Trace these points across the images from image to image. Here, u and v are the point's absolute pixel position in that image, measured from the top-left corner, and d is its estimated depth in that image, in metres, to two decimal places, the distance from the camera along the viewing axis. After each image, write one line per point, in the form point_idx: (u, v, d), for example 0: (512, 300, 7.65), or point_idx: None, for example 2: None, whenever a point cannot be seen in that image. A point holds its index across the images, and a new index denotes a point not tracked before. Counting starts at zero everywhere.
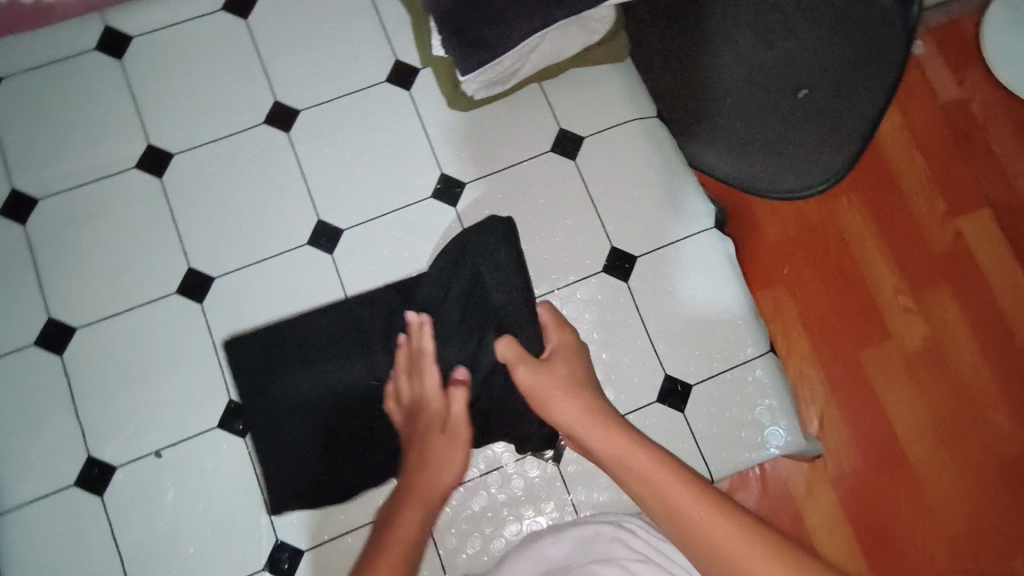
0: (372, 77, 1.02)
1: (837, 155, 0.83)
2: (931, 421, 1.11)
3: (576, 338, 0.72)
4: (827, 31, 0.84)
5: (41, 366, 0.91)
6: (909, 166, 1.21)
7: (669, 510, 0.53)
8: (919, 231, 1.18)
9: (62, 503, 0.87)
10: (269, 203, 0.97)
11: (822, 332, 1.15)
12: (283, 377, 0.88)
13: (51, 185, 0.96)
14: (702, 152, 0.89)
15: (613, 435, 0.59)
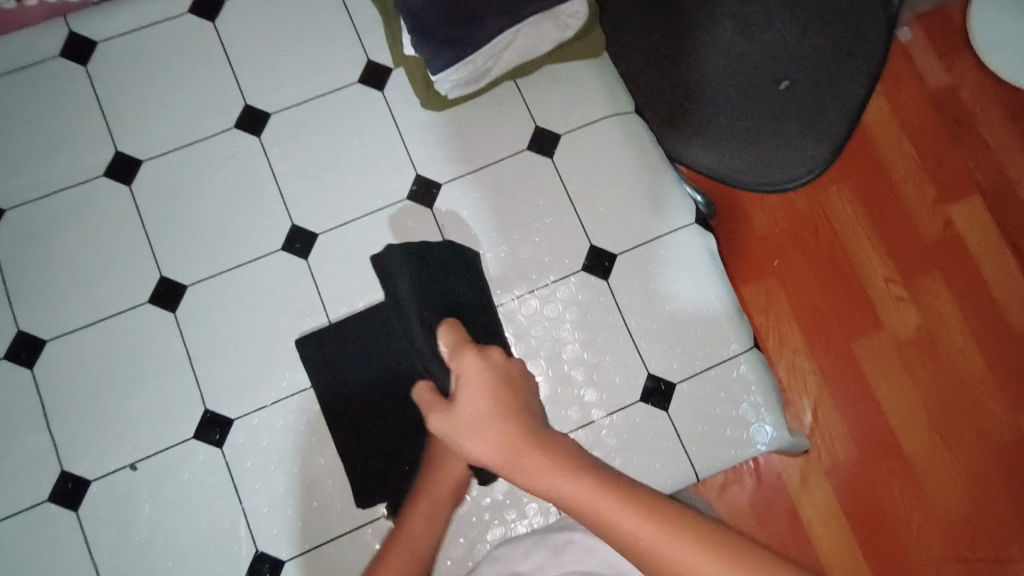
0: (344, 77, 1.01)
1: (820, 145, 0.82)
2: (925, 410, 1.10)
3: (482, 360, 0.59)
4: (808, 23, 0.84)
5: (12, 380, 0.89)
6: (897, 154, 1.19)
7: (623, 541, 0.46)
8: (909, 219, 1.17)
9: (37, 519, 0.86)
10: (242, 208, 0.96)
11: (813, 323, 1.13)
12: (367, 373, 0.90)
13: (17, 195, 0.95)
14: (682, 144, 0.86)
15: (542, 464, 0.49)
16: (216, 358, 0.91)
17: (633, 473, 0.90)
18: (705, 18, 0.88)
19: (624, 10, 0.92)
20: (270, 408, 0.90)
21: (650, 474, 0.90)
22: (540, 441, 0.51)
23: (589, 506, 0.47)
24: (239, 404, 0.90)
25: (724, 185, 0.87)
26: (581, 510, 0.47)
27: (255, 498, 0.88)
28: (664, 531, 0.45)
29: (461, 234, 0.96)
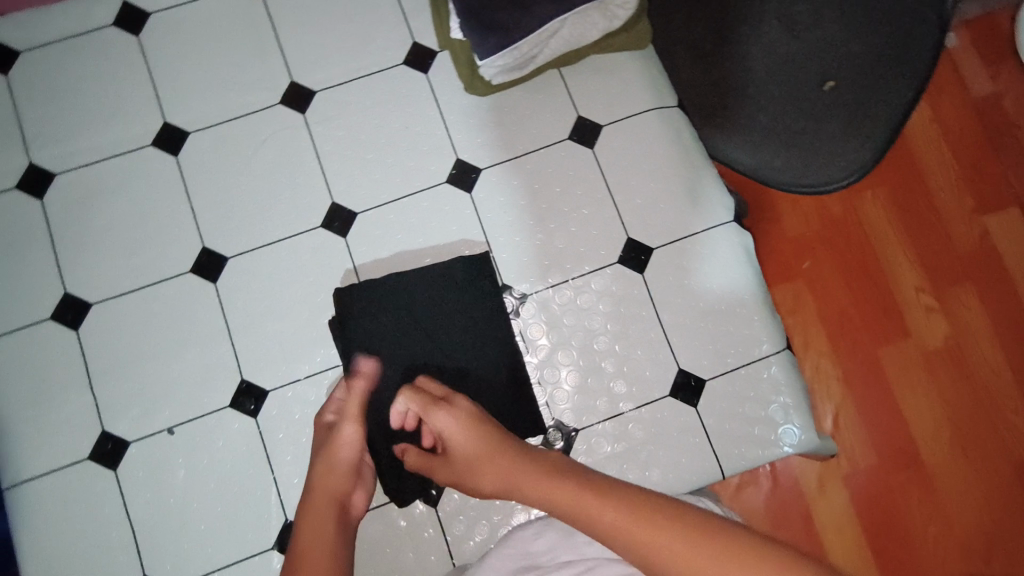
0: (389, 58, 1.01)
1: (863, 149, 0.80)
2: (947, 421, 1.09)
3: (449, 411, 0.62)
4: (855, 21, 0.81)
5: (57, 340, 0.92)
6: (936, 161, 1.18)
7: (615, 543, 0.45)
8: (946, 227, 1.15)
9: (76, 476, 0.89)
10: (284, 184, 0.97)
11: (840, 329, 1.12)
12: (399, 337, 0.86)
13: (67, 160, 0.97)
14: (723, 143, 0.86)
15: (534, 483, 0.52)
16: (253, 330, 0.93)
17: (658, 467, 0.90)
18: (751, 14, 0.87)
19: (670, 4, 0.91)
20: (304, 382, 0.92)
21: (674, 469, 0.90)
22: (523, 460, 0.54)
23: (579, 507, 0.47)
24: (274, 375, 0.92)
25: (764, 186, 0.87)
26: (575, 514, 0.47)
27: (286, 468, 0.90)
28: (653, 526, 0.43)
29: (498, 220, 0.97)
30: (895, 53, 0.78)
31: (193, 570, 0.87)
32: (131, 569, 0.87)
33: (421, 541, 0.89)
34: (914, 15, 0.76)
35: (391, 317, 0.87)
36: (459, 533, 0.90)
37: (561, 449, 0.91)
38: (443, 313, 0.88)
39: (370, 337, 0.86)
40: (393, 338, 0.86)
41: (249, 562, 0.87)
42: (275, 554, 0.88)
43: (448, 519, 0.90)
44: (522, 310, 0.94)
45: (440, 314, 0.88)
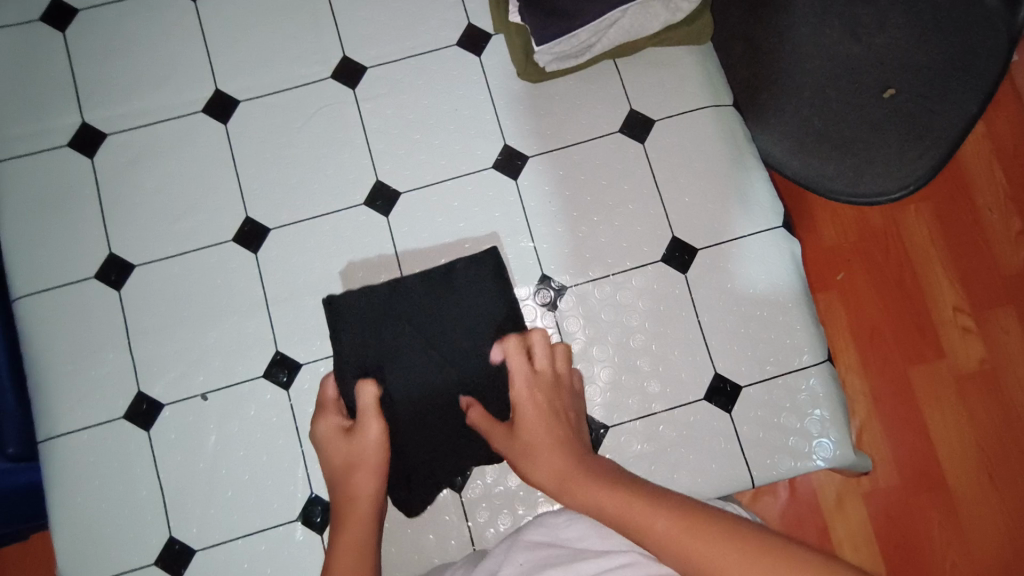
0: (443, 39, 1.00)
1: (920, 162, 0.77)
2: (975, 443, 1.10)
3: (538, 385, 0.66)
4: (919, 26, 0.74)
5: (100, 298, 0.93)
6: (985, 180, 1.19)
7: (659, 545, 0.46)
8: (990, 249, 1.17)
9: (111, 433, 0.90)
10: (330, 159, 0.97)
11: (872, 343, 1.14)
12: (394, 346, 0.84)
13: (119, 121, 0.97)
14: (772, 148, 0.91)
15: (587, 487, 0.54)
16: (291, 303, 0.93)
17: (686, 470, 0.89)
18: (811, 16, 0.85)
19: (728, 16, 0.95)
20: None
21: (703, 474, 0.89)
22: (586, 466, 0.57)
23: (631, 516, 0.49)
24: (309, 349, 0.92)
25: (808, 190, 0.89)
26: (623, 521, 0.49)
27: None
28: (697, 534, 0.45)
29: (541, 209, 0.96)
30: (963, 62, 0.70)
31: (219, 534, 0.88)
32: (158, 529, 0.88)
33: (443, 525, 0.89)
34: (990, 28, 0.66)
35: (391, 328, 0.84)
36: (482, 522, 0.89)
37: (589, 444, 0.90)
38: (441, 320, 0.85)
39: (362, 347, 0.83)
40: (389, 348, 0.84)
41: (273, 532, 0.88)
42: (299, 526, 0.88)
43: (472, 506, 0.90)
44: (561, 302, 0.93)
45: (442, 326, 0.85)
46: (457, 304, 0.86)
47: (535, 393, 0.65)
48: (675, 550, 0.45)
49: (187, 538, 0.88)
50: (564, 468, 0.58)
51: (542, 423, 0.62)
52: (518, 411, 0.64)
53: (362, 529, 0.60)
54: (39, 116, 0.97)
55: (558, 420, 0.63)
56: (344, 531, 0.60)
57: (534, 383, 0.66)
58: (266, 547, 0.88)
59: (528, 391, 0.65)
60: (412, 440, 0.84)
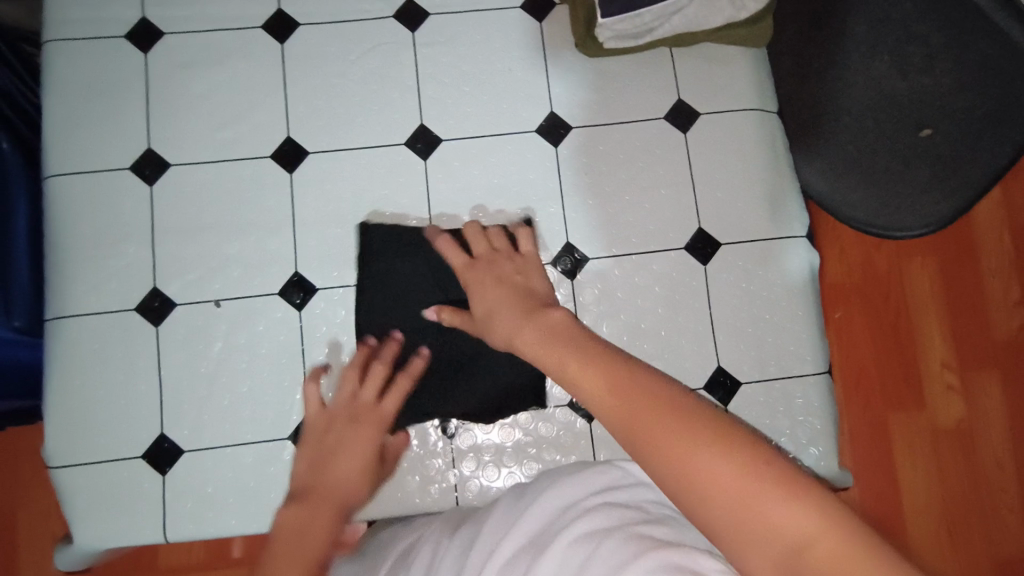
0: (509, 0, 1.02)
1: (942, 205, 0.85)
2: (938, 497, 1.19)
3: (476, 271, 0.81)
4: (967, 69, 0.75)
5: (131, 190, 0.94)
6: (995, 245, 1.26)
7: (620, 437, 0.51)
8: (988, 314, 1.24)
9: (119, 324, 0.91)
10: (378, 95, 0.98)
11: (858, 384, 1.21)
12: (413, 281, 0.91)
13: (178, 23, 0.98)
14: (804, 167, 0.99)
15: (559, 356, 0.60)
16: (317, 228, 0.94)
17: None
18: (859, 49, 0.86)
19: (789, 30, 0.98)
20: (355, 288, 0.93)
21: None
22: (540, 329, 0.66)
23: (592, 390, 0.55)
24: (327, 275, 0.93)
25: (828, 210, 0.99)
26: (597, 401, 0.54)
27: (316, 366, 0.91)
28: (661, 419, 0.49)
29: (575, 180, 0.97)
30: (1001, 116, 0.74)
31: (209, 440, 0.89)
32: (149, 426, 0.89)
33: (429, 468, 0.90)
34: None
35: (410, 261, 0.91)
36: (467, 472, 0.91)
37: (583, 415, 0.93)
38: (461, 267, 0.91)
39: (384, 279, 0.91)
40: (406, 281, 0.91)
41: (261, 447, 0.89)
42: (288, 445, 0.89)
43: (460, 454, 0.91)
44: (579, 273, 0.95)
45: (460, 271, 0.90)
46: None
47: (504, 277, 0.79)
48: (622, 422, 0.51)
49: (176, 438, 0.89)
50: (522, 329, 0.68)
51: (510, 299, 0.75)
52: (471, 287, 0.79)
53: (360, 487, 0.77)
54: (100, 4, 0.98)
55: (524, 290, 0.76)
56: (343, 473, 0.77)
57: (472, 264, 0.82)
58: (252, 460, 0.89)
59: (467, 270, 0.82)
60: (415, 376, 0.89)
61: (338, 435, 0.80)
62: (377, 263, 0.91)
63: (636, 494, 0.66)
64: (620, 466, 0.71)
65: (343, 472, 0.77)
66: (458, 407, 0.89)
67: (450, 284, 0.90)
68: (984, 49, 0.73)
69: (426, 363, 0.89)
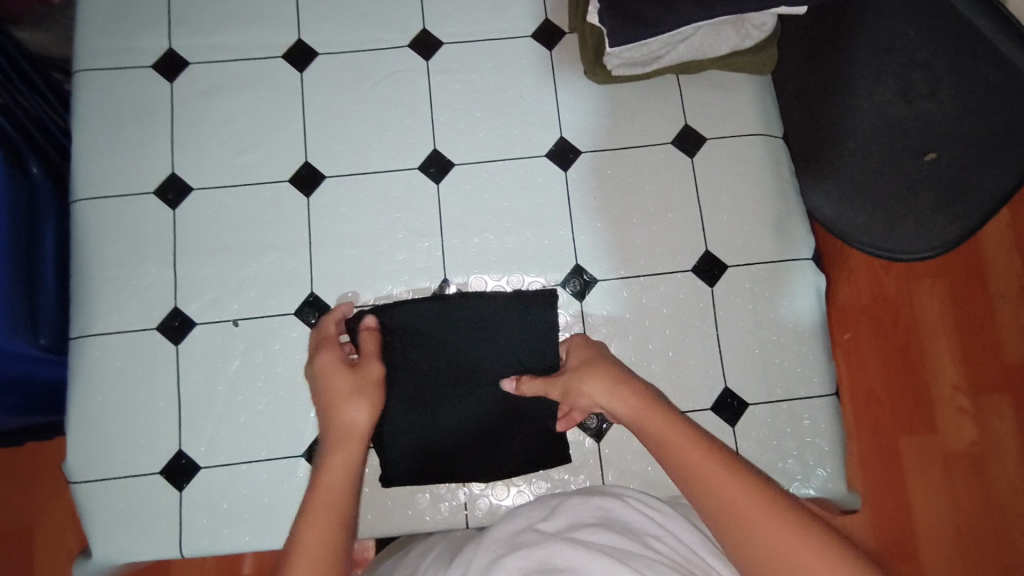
0: (520, 29, 1.05)
1: (949, 228, 0.85)
2: (951, 521, 1.19)
3: (591, 346, 0.79)
4: (965, 98, 0.80)
5: (154, 213, 0.97)
6: (1004, 267, 1.27)
7: (709, 507, 0.59)
8: (998, 339, 1.25)
9: (141, 342, 0.93)
10: (392, 121, 1.01)
11: (868, 409, 1.22)
12: (448, 338, 0.88)
13: (202, 52, 1.02)
14: (815, 198, 0.98)
15: (651, 415, 0.66)
16: (332, 250, 0.97)
17: None
18: (863, 76, 0.90)
19: (799, 60, 1.00)
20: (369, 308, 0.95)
21: None
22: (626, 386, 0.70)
23: (686, 457, 0.62)
24: (342, 295, 0.96)
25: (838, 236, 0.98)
26: (684, 466, 0.62)
27: None
28: (743, 491, 0.58)
29: (584, 203, 1.00)
30: (1003, 139, 0.78)
31: (225, 457, 0.91)
32: (168, 442, 0.91)
33: (439, 486, 0.92)
34: None
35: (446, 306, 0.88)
36: (477, 490, 0.92)
37: (591, 434, 0.94)
38: (501, 338, 0.88)
39: (412, 325, 0.88)
40: (438, 333, 0.88)
41: (276, 464, 0.91)
42: (302, 462, 0.91)
43: None
44: (588, 294, 0.97)
45: (495, 340, 0.88)
46: (510, 319, 0.88)
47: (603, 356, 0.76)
48: (715, 501, 0.58)
49: (194, 455, 0.91)
50: (612, 398, 0.70)
51: (604, 364, 0.74)
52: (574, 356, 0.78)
53: (346, 465, 0.69)
54: (128, 35, 1.02)
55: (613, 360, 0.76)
56: (331, 456, 0.70)
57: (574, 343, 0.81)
58: (267, 477, 0.90)
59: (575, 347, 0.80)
60: (429, 421, 0.87)
61: (325, 382, 0.77)
62: (411, 317, 0.87)
63: (628, 522, 0.69)
64: (624, 499, 0.74)
65: (326, 455, 0.70)
66: (449, 443, 0.88)
67: (485, 349, 0.88)
68: (987, 77, 0.77)
69: (445, 414, 0.87)
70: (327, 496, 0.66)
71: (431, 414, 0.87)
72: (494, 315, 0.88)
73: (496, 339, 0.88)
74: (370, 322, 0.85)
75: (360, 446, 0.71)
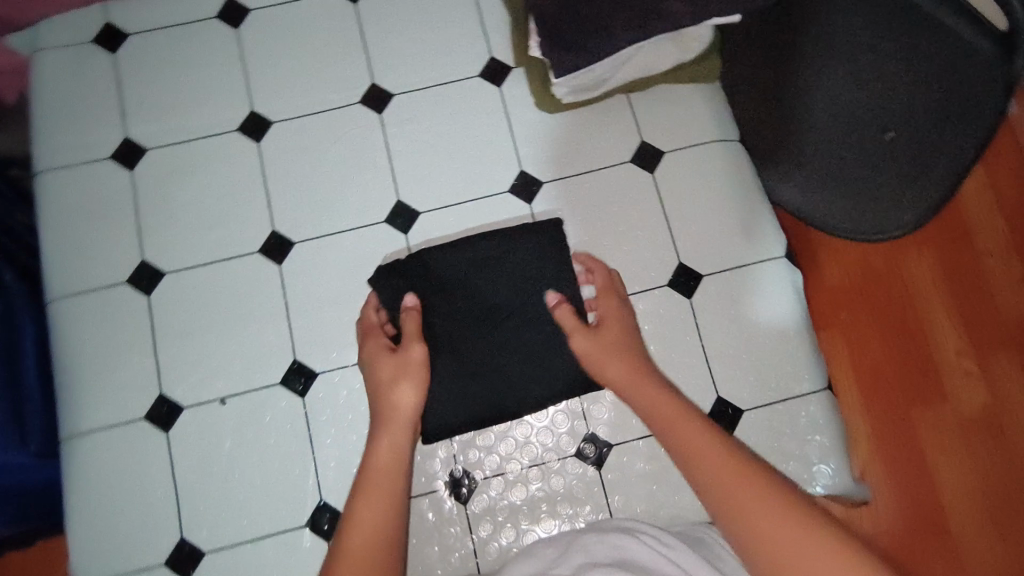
0: (467, 70, 1.06)
1: (919, 202, 0.87)
2: (976, 486, 1.17)
3: (621, 303, 0.85)
4: (916, 75, 0.85)
5: (129, 303, 0.97)
6: (988, 228, 1.27)
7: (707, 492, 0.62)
8: (992, 296, 1.24)
9: (130, 434, 0.93)
10: (354, 179, 1.02)
11: (875, 384, 1.21)
12: (467, 282, 0.88)
13: (158, 138, 1.03)
14: (783, 191, 0.97)
15: (656, 399, 0.72)
16: (310, 314, 0.97)
17: (687, 492, 0.92)
18: (810, 67, 0.92)
19: (746, 53, 0.99)
20: (352, 368, 0.95)
21: None
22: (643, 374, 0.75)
23: (685, 442, 0.66)
24: (325, 359, 0.95)
25: (809, 225, 0.97)
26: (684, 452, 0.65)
27: (326, 450, 0.93)
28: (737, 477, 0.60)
29: None
30: (957, 110, 0.81)
31: (228, 538, 0.90)
32: (170, 531, 0.91)
33: (447, 537, 0.91)
34: (988, 75, 0.78)
35: (489, 275, 0.88)
36: (485, 536, 0.91)
37: (592, 463, 0.94)
38: (517, 276, 0.88)
39: (431, 278, 0.88)
40: (456, 283, 0.88)
41: (280, 538, 0.90)
42: (307, 532, 0.90)
43: (476, 518, 0.92)
44: None
45: (511, 276, 0.88)
46: (523, 264, 0.88)
47: (624, 326, 0.82)
48: (712, 489, 0.61)
49: (197, 540, 0.90)
50: (626, 387, 0.75)
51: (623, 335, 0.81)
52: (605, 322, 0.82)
53: (392, 450, 0.74)
54: (83, 131, 1.03)
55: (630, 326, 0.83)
56: (379, 440, 0.75)
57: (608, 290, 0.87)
58: (273, 552, 0.90)
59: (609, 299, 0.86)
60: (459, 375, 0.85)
61: (375, 369, 0.81)
62: (425, 270, 0.88)
63: (643, 561, 0.69)
64: (638, 536, 0.73)
65: (373, 437, 0.75)
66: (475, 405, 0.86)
67: (504, 285, 0.88)
68: (932, 51, 0.84)
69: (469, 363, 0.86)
70: (380, 472, 0.71)
71: (458, 367, 0.86)
72: (507, 248, 0.89)
73: (513, 275, 0.88)
74: (410, 301, 0.85)
75: (408, 427, 0.77)
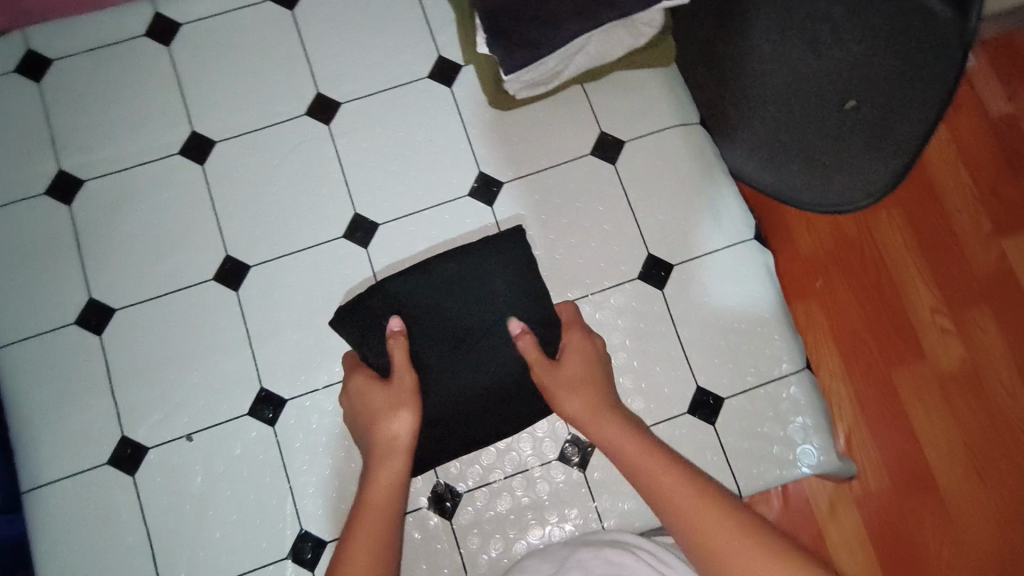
0: (416, 71, 1.02)
1: (881, 169, 0.84)
2: (961, 448, 1.08)
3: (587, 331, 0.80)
4: (871, 46, 0.86)
5: (81, 344, 0.93)
6: (954, 183, 1.17)
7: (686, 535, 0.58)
8: (959, 249, 1.14)
9: (95, 480, 0.89)
10: (307, 194, 0.98)
11: (853, 349, 1.12)
12: (435, 303, 0.85)
13: (96, 167, 0.98)
14: (740, 161, 0.89)
15: (623, 436, 0.67)
16: (273, 339, 0.93)
17: None
18: (769, 38, 0.89)
19: (693, 26, 0.93)
20: (322, 391, 0.92)
21: None
22: (610, 412, 0.71)
23: (660, 483, 0.61)
24: (293, 384, 0.92)
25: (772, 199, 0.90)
26: (659, 494, 0.61)
27: (302, 477, 0.90)
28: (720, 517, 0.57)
29: None
30: (919, 74, 0.83)
31: None
32: None
33: (435, 554, 0.89)
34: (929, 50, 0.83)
35: (455, 295, 0.85)
36: (474, 549, 0.89)
37: (577, 465, 0.92)
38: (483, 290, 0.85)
39: (398, 302, 0.85)
40: (425, 304, 0.85)
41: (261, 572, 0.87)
42: (289, 563, 0.88)
43: (463, 532, 0.90)
44: None
45: (477, 292, 0.85)
46: (490, 277, 0.86)
47: (590, 356, 0.77)
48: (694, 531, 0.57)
49: None
50: (592, 424, 0.70)
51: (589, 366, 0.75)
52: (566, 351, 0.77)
53: (391, 482, 0.67)
54: (15, 166, 0.98)
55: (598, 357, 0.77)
56: (376, 471, 0.68)
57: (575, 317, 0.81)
58: None
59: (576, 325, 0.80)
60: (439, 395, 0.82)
61: (368, 400, 0.75)
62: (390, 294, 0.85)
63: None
64: (634, 552, 0.71)
65: (369, 470, 0.69)
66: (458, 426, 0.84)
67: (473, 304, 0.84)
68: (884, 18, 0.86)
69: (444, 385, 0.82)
70: (375, 512, 0.63)
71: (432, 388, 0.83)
72: (472, 265, 0.86)
73: (480, 291, 0.85)
74: (393, 325, 0.80)
75: (404, 457, 0.69)
